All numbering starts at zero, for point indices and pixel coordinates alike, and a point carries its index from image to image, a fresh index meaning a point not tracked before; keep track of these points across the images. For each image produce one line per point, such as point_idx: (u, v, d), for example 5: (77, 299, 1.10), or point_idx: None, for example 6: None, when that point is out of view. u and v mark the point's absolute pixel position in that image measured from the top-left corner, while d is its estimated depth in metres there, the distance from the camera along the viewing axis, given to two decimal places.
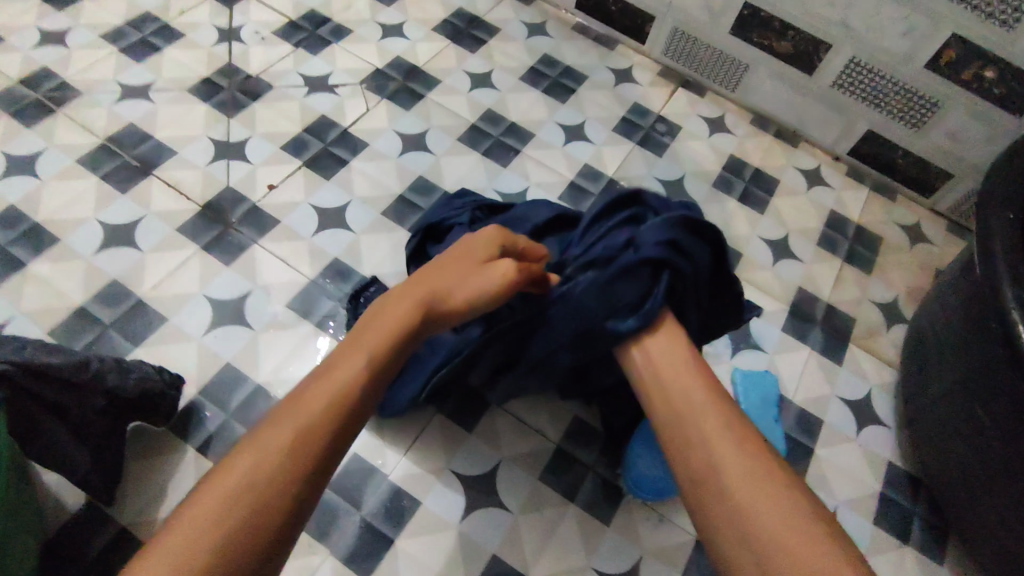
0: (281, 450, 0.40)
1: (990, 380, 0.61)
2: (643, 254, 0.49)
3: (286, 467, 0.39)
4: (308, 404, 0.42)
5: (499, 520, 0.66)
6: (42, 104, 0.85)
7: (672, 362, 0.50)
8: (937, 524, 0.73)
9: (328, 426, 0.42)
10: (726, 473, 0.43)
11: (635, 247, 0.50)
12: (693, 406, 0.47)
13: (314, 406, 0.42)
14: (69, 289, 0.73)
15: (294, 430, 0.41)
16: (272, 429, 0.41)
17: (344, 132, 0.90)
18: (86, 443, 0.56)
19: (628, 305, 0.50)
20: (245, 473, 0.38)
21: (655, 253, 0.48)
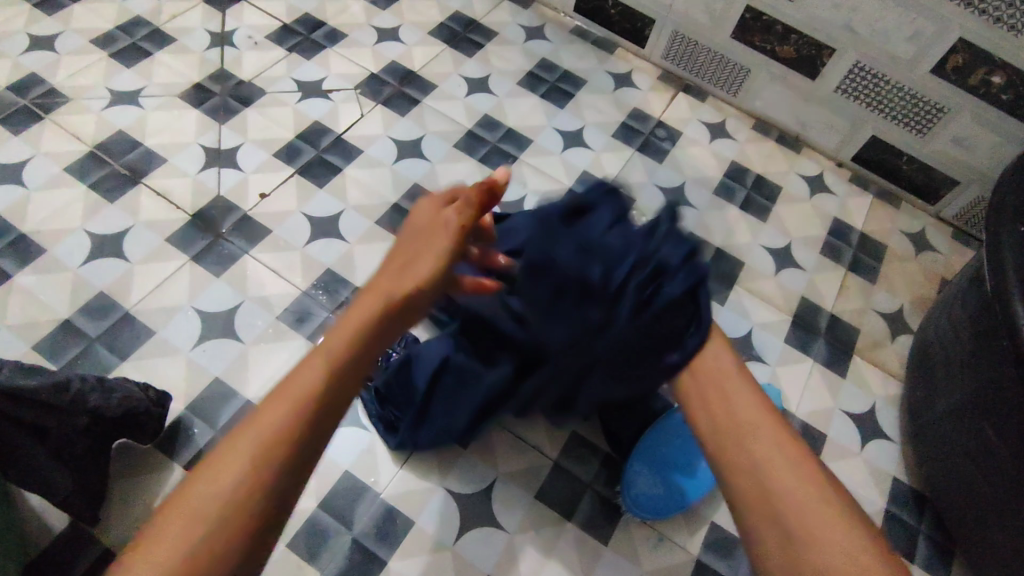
0: (241, 463, 0.38)
1: (998, 398, 0.59)
2: (679, 286, 0.47)
3: (246, 502, 0.37)
4: (261, 426, 0.39)
5: (494, 540, 0.64)
6: (30, 111, 0.84)
7: (720, 378, 0.50)
8: (943, 542, 0.72)
9: (279, 453, 0.39)
10: (775, 491, 0.43)
11: (662, 280, 0.47)
12: (741, 426, 0.47)
13: (274, 419, 0.39)
14: (55, 302, 0.71)
15: (248, 457, 0.38)
16: (233, 450, 0.38)
17: (338, 138, 0.89)
18: (68, 465, 0.54)
19: (678, 335, 0.49)
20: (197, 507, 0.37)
21: (688, 283, 0.47)
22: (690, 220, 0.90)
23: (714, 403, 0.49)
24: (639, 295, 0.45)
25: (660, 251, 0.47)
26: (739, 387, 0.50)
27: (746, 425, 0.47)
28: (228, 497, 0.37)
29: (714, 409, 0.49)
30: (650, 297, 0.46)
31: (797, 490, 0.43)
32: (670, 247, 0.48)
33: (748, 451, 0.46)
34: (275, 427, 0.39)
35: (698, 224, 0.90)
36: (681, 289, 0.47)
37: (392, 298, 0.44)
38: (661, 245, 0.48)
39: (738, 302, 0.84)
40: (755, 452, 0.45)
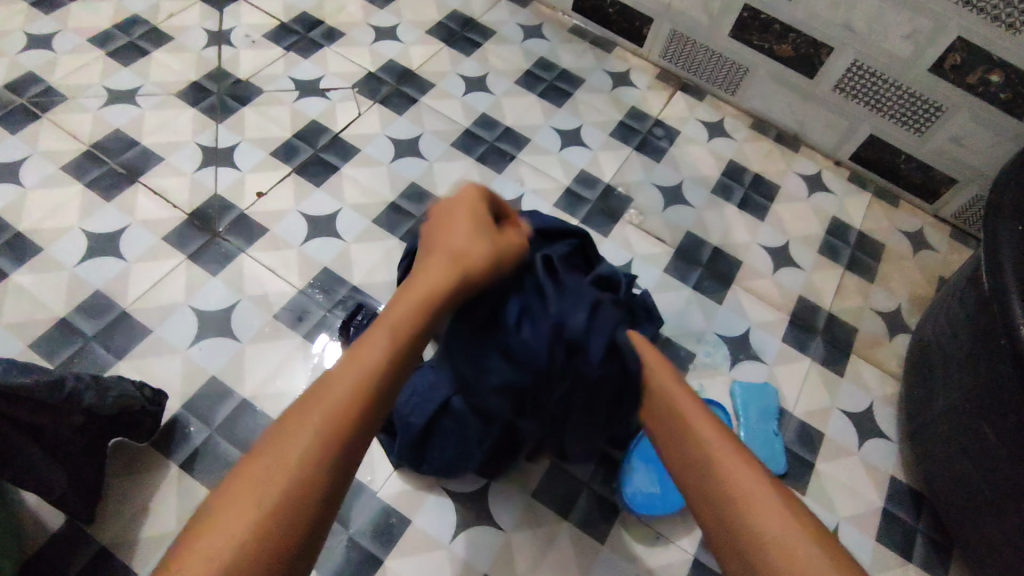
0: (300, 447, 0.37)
1: (995, 397, 0.59)
2: (597, 354, 0.47)
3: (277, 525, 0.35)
4: (301, 428, 0.37)
5: (491, 538, 0.64)
6: (26, 110, 0.84)
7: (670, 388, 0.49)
8: (941, 541, 0.72)
9: (341, 445, 0.38)
10: (738, 499, 0.42)
11: (582, 353, 0.47)
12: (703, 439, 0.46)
13: (314, 423, 0.37)
14: (51, 301, 0.71)
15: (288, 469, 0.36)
16: (261, 466, 0.36)
17: (335, 137, 0.89)
18: (63, 463, 0.54)
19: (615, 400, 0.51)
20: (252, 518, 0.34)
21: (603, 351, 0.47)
22: (688, 218, 0.90)
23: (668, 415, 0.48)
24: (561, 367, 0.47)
25: (562, 320, 0.47)
26: (686, 395, 0.49)
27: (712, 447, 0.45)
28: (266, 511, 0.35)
29: (672, 434, 0.48)
30: (569, 365, 0.47)
31: (757, 496, 0.42)
32: (580, 313, 0.47)
33: (711, 470, 0.44)
34: (337, 411, 0.38)
35: (696, 223, 0.90)
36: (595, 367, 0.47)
37: (462, 270, 0.46)
38: (579, 317, 0.47)
39: (735, 300, 0.84)
40: (711, 466, 0.44)
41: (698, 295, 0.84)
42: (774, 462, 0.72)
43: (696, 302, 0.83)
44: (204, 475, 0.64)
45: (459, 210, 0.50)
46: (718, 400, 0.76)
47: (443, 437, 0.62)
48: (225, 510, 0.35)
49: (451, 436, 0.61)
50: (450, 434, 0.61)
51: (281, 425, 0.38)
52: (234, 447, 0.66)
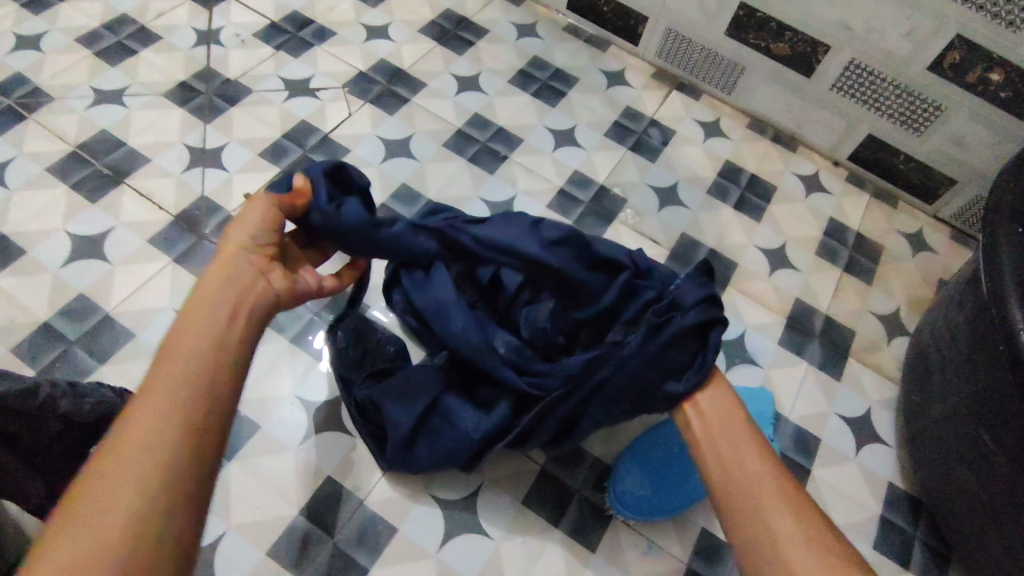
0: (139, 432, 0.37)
1: (995, 402, 0.58)
2: (689, 320, 0.53)
3: (163, 471, 0.36)
4: (172, 394, 0.39)
5: (478, 547, 0.63)
6: (13, 110, 0.82)
7: (725, 409, 0.53)
8: (939, 549, 0.70)
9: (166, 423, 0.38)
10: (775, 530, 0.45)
11: (675, 313, 0.54)
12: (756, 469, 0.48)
13: (185, 388, 0.39)
14: (34, 304, 0.70)
15: (164, 433, 0.37)
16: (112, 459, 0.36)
17: (325, 138, 0.87)
18: (39, 470, 0.53)
19: (682, 366, 0.54)
20: (134, 478, 0.35)
21: (700, 318, 0.54)
22: (684, 220, 0.89)
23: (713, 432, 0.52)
24: (658, 319, 0.54)
25: (676, 291, 0.56)
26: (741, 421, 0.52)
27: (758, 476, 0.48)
28: (163, 455, 0.37)
29: (720, 455, 0.50)
30: (664, 321, 0.53)
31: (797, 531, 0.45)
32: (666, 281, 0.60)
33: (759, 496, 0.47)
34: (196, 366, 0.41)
35: (691, 224, 0.89)
36: (691, 323, 0.53)
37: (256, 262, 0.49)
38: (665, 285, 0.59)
39: (731, 303, 0.83)
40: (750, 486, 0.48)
41: None
42: None
43: None
44: None
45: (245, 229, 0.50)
46: None
47: (429, 439, 0.60)
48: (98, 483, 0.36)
49: (442, 438, 0.59)
50: (440, 435, 0.59)
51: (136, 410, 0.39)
52: None
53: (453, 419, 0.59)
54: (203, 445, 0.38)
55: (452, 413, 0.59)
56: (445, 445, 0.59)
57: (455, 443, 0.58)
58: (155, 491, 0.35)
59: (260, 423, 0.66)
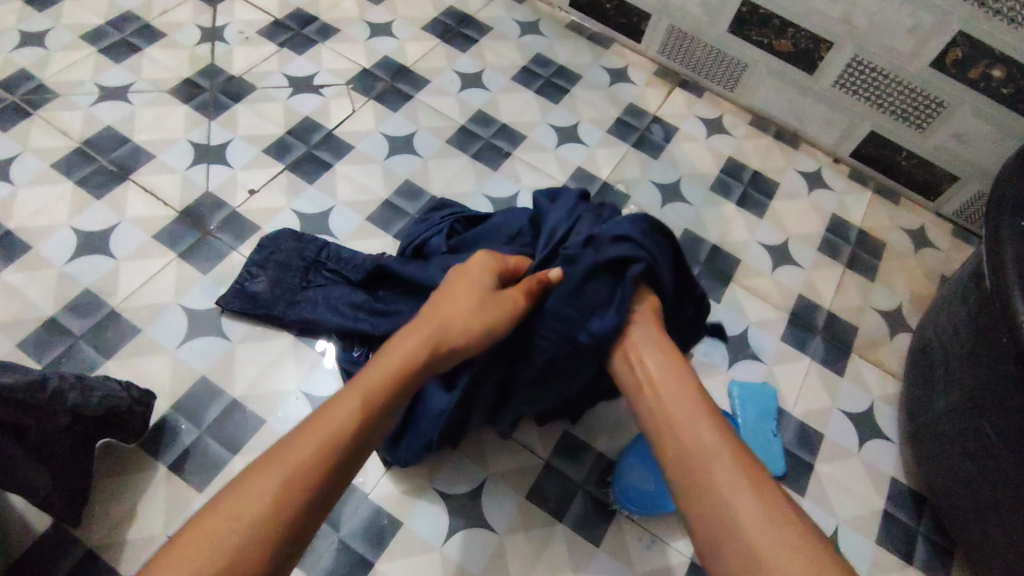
0: (283, 479, 0.39)
1: (998, 396, 0.58)
2: (605, 254, 0.52)
3: (271, 513, 0.38)
4: (304, 445, 0.41)
5: (483, 540, 0.63)
6: (18, 107, 0.83)
7: (666, 384, 0.51)
8: (942, 543, 0.70)
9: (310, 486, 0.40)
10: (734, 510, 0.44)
11: (590, 247, 0.53)
12: (708, 446, 0.47)
13: (314, 442, 0.41)
14: (41, 299, 0.70)
15: (284, 479, 0.39)
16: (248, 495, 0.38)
17: (329, 134, 0.88)
18: (48, 464, 0.54)
19: (602, 302, 0.52)
20: (249, 509, 0.38)
21: (616, 253, 0.52)
22: (687, 216, 0.89)
23: (663, 414, 0.50)
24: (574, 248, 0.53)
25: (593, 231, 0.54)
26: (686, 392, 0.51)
27: (711, 459, 0.46)
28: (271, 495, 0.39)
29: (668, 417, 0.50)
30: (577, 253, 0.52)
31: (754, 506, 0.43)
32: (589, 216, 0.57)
33: (713, 477, 0.46)
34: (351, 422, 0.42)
35: (694, 220, 0.89)
36: (599, 257, 0.52)
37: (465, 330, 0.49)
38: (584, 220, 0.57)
39: (733, 299, 0.83)
40: (705, 471, 0.46)
41: None
42: (771, 464, 0.71)
43: None
44: (192, 477, 0.63)
45: (479, 278, 0.52)
46: (716, 401, 0.75)
47: (412, 430, 0.61)
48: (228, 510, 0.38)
49: (420, 421, 0.60)
50: (420, 420, 0.60)
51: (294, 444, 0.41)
52: (224, 448, 0.65)
53: (425, 400, 0.60)
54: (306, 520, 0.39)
55: (426, 394, 0.60)
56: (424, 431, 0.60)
57: (432, 432, 0.59)
58: (259, 532, 0.37)
59: (266, 418, 0.67)
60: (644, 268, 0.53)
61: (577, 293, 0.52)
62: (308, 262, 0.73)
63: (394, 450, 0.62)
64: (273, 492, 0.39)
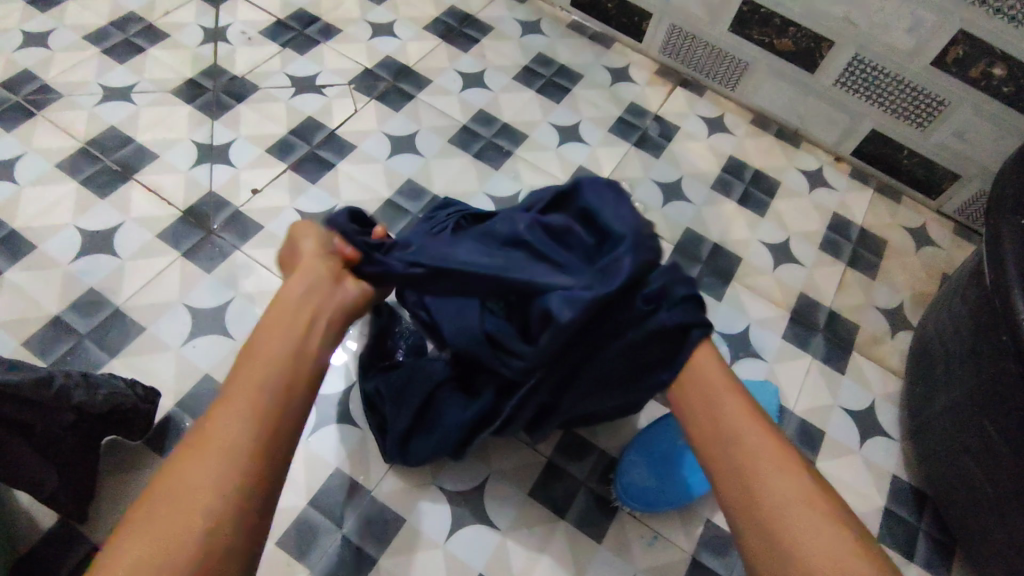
0: (196, 481, 0.34)
1: (999, 394, 0.58)
2: (674, 319, 0.46)
3: (200, 513, 0.34)
4: (206, 446, 0.36)
5: (487, 537, 0.63)
6: (23, 107, 0.83)
7: (713, 381, 0.49)
8: (944, 541, 0.70)
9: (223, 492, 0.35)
10: (781, 505, 0.42)
11: (662, 303, 0.46)
12: (745, 429, 0.46)
13: (219, 440, 0.36)
14: (46, 298, 0.71)
15: (192, 485, 0.34)
16: (147, 522, 0.33)
17: (331, 133, 0.88)
18: (54, 460, 0.54)
19: (664, 360, 0.49)
20: (165, 534, 0.33)
21: (681, 317, 0.47)
22: (688, 214, 0.89)
23: (699, 406, 0.48)
24: (644, 307, 0.45)
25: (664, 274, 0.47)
26: (728, 388, 0.49)
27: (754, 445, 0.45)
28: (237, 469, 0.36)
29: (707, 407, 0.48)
30: (649, 311, 0.46)
31: (801, 502, 0.42)
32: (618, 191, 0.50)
33: (758, 473, 0.44)
34: (263, 395, 0.38)
35: (696, 219, 0.89)
36: (674, 321, 0.46)
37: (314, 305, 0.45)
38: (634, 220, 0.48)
39: (734, 298, 0.83)
40: (748, 463, 0.44)
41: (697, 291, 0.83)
42: None
43: None
44: None
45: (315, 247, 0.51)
46: None
47: (423, 431, 0.60)
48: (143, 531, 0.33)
49: (434, 430, 0.59)
50: (432, 430, 0.59)
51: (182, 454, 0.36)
52: None
53: (440, 409, 0.58)
54: (227, 519, 0.34)
55: (443, 404, 0.58)
56: (437, 445, 0.59)
57: (443, 438, 0.58)
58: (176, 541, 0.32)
59: None
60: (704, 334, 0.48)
61: (639, 356, 0.48)
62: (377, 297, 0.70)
63: (406, 454, 0.62)
64: (182, 515, 0.33)
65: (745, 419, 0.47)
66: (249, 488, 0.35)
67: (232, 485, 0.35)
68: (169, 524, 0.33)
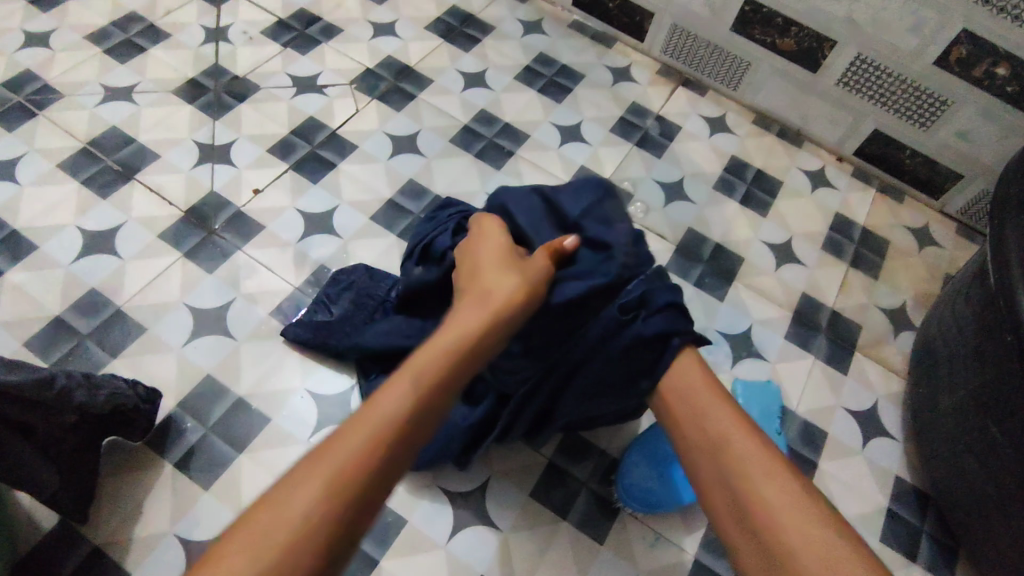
0: (324, 485, 0.35)
1: (1003, 396, 0.58)
2: (651, 327, 0.51)
3: (313, 518, 0.34)
4: (338, 451, 0.37)
5: (487, 538, 0.63)
6: (24, 107, 0.83)
7: (695, 385, 0.51)
8: (946, 542, 0.70)
9: (343, 502, 0.36)
10: (763, 502, 0.45)
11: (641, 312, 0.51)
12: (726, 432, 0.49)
13: (349, 449, 0.37)
14: (47, 299, 0.70)
15: (327, 485, 0.35)
16: (274, 517, 0.34)
17: (332, 134, 0.88)
18: (55, 461, 0.54)
19: (651, 364, 0.53)
20: (283, 528, 0.34)
21: (661, 325, 0.51)
22: (690, 214, 0.89)
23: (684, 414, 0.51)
24: (620, 316, 0.51)
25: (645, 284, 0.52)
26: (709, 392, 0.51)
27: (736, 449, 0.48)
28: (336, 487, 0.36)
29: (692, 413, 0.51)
30: (626, 319, 0.51)
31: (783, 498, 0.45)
32: (607, 205, 0.54)
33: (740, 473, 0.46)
34: (402, 408, 0.39)
35: (698, 219, 0.89)
36: (652, 330, 0.51)
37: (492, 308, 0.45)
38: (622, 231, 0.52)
39: (736, 298, 0.83)
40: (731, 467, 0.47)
41: (700, 292, 0.83)
42: None
43: (698, 299, 0.82)
44: (198, 475, 0.63)
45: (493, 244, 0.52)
46: None
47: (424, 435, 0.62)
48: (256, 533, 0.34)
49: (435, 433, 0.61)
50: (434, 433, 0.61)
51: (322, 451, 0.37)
52: (230, 446, 0.65)
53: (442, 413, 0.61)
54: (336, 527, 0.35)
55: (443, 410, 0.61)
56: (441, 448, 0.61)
57: (445, 443, 0.61)
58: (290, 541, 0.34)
59: (271, 417, 0.67)
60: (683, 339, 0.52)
61: (626, 363, 0.52)
62: (377, 303, 0.71)
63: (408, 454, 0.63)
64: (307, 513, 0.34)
65: (727, 422, 0.49)
66: (354, 503, 0.36)
67: (329, 502, 0.35)
68: (289, 524, 0.34)
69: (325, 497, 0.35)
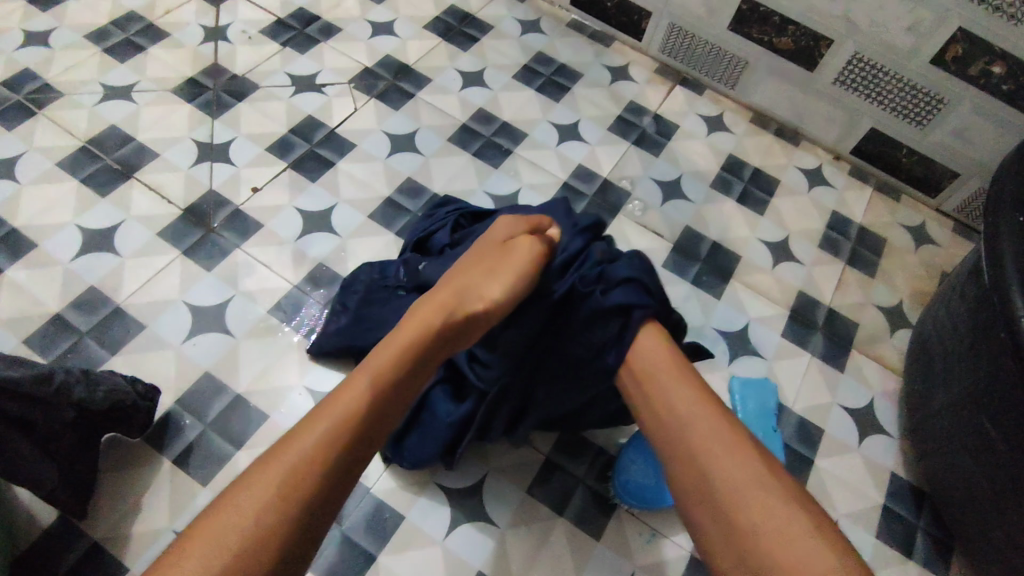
0: (280, 476, 0.41)
1: (996, 392, 0.58)
2: (609, 299, 0.53)
3: (267, 516, 0.40)
4: (297, 444, 0.43)
5: (485, 534, 0.64)
6: (23, 106, 0.83)
7: (659, 362, 0.53)
8: (941, 538, 0.71)
9: (300, 491, 0.41)
10: (726, 477, 0.47)
11: (599, 289, 0.54)
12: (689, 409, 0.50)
13: (306, 441, 0.43)
14: (46, 296, 0.71)
15: (286, 476, 0.41)
16: (235, 506, 0.40)
17: (331, 132, 0.88)
18: (53, 457, 0.54)
19: (613, 338, 0.54)
20: (241, 518, 0.39)
21: (621, 298, 0.53)
22: (687, 212, 0.90)
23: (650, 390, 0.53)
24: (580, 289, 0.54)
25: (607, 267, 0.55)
26: (674, 368, 0.53)
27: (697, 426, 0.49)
28: (270, 508, 0.40)
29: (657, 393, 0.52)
30: (583, 293, 0.54)
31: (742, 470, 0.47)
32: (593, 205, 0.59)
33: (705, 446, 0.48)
34: (361, 402, 0.45)
35: (695, 218, 0.89)
36: (612, 302, 0.53)
37: (451, 309, 0.51)
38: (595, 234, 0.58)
39: (733, 296, 0.83)
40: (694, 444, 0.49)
41: (697, 290, 0.83)
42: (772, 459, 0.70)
43: (695, 297, 0.82)
44: (197, 471, 0.64)
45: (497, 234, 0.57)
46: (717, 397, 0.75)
47: (416, 429, 0.61)
48: (220, 518, 0.40)
49: (427, 428, 0.61)
50: (425, 431, 0.61)
51: (286, 442, 0.43)
52: (228, 443, 0.66)
53: (433, 409, 0.61)
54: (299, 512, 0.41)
55: (435, 403, 0.61)
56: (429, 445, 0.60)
57: (435, 440, 0.60)
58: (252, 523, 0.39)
59: (269, 414, 0.67)
60: (648, 312, 0.53)
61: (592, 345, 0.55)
62: (390, 291, 0.69)
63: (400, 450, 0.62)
64: (264, 503, 0.40)
65: (691, 399, 0.51)
66: (314, 488, 0.42)
67: (291, 492, 0.41)
68: (249, 515, 0.40)
69: (274, 500, 0.40)
